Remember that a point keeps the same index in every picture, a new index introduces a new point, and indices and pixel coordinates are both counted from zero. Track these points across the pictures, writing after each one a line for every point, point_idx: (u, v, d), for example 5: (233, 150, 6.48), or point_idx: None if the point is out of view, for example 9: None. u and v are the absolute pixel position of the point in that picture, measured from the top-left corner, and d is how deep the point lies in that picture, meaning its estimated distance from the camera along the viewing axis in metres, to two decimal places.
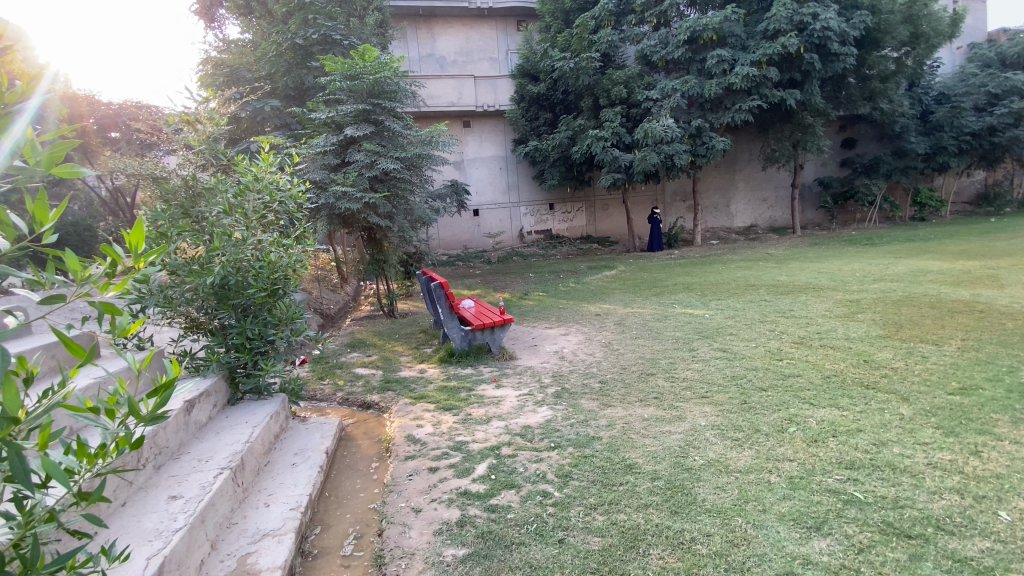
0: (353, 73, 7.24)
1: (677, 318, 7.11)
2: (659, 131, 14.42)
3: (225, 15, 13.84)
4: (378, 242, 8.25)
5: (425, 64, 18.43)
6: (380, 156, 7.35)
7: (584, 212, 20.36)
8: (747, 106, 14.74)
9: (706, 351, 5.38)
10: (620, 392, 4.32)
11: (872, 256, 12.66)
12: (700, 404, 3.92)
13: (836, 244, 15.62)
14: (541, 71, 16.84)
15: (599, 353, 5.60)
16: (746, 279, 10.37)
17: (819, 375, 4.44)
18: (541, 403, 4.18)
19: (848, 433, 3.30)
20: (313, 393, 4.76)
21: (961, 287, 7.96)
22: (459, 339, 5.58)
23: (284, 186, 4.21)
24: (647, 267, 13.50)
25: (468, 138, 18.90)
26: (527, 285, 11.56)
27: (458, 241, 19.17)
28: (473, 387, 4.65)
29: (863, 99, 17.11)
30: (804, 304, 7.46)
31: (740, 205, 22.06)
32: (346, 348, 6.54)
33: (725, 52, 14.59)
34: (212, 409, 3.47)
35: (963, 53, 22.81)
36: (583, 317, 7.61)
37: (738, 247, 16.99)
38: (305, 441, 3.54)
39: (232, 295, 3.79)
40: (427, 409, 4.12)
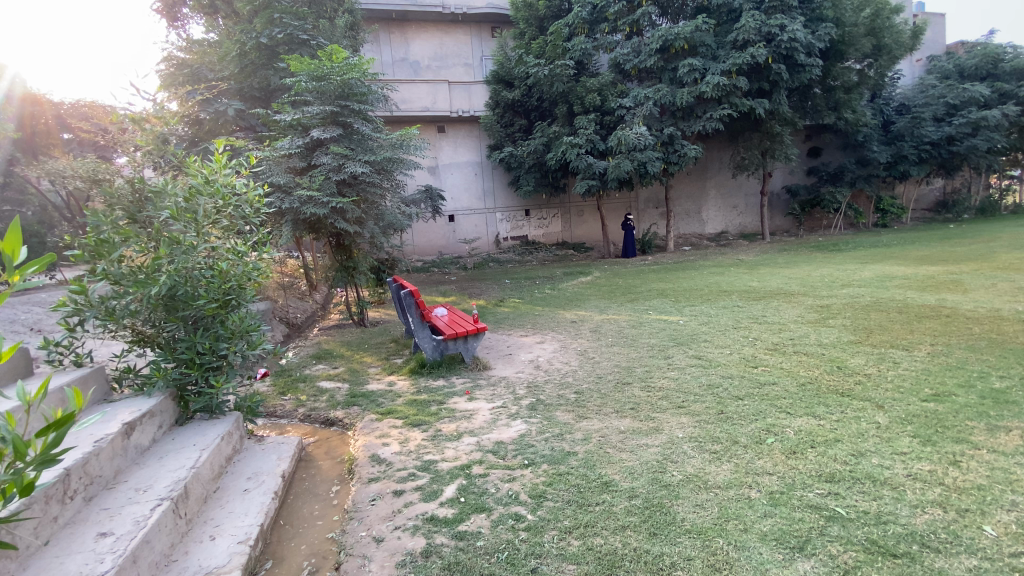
0: (320, 74, 6.99)
1: (652, 325, 7.05)
2: (633, 138, 14.51)
3: (188, 14, 13.35)
4: (346, 248, 7.97)
5: (398, 68, 18.20)
6: (348, 160, 7.11)
7: (559, 218, 20.35)
8: (718, 114, 14.98)
9: (682, 359, 5.31)
10: (597, 403, 4.19)
11: (839, 261, 12.97)
12: (678, 415, 3.82)
13: (803, 250, 15.99)
14: (516, 77, 16.81)
15: (575, 362, 5.46)
16: (718, 285, 10.45)
17: (795, 383, 4.39)
18: (515, 416, 4.01)
19: (826, 443, 3.23)
20: (273, 409, 4.49)
21: (926, 292, 8.15)
22: (430, 349, 5.37)
23: (240, 189, 3.95)
24: (622, 273, 13.50)
25: (443, 144, 18.74)
26: (502, 292, 11.40)
27: (432, 247, 18.87)
28: (444, 400, 4.45)
29: (827, 109, 17.62)
30: (777, 310, 7.52)
31: (712, 211, 22.43)
32: (311, 359, 6.26)
33: (697, 61, 14.81)
34: (156, 430, 3.19)
35: (920, 66, 23.82)
36: (558, 325, 7.49)
37: (711, 252, 17.24)
38: (261, 464, 3.28)
39: (180, 306, 3.52)
40: (394, 425, 3.90)
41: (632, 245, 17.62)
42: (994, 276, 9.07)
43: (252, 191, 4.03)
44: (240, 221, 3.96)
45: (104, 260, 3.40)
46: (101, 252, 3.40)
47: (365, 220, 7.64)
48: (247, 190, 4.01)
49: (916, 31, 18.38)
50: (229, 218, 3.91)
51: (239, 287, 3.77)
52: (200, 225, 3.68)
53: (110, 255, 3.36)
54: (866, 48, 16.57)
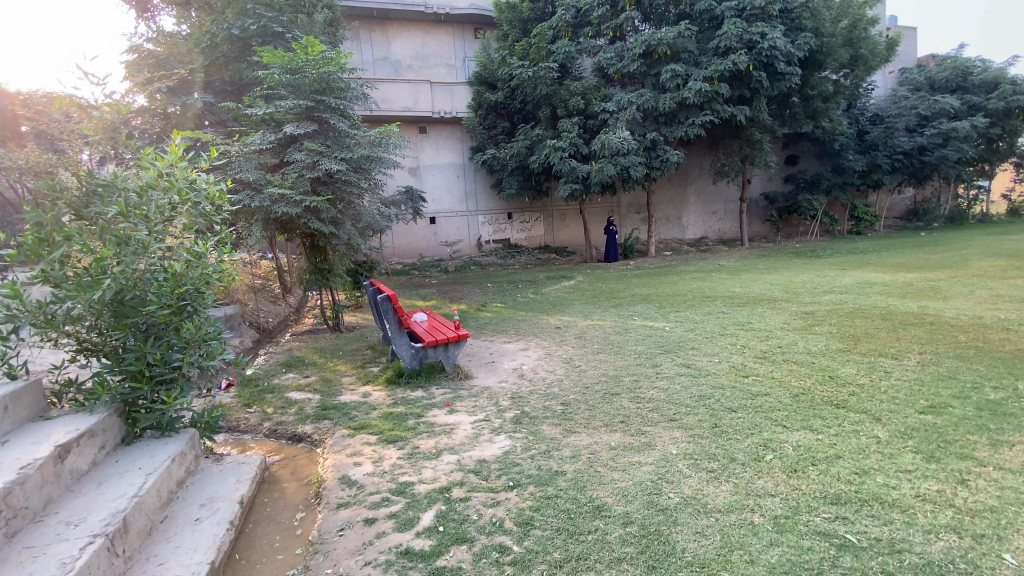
0: (294, 67, 6.65)
1: (638, 332, 6.87)
2: (616, 142, 14.43)
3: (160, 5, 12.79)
4: (321, 250, 7.61)
5: (379, 67, 17.84)
6: (323, 157, 6.76)
7: (542, 222, 20.17)
8: (700, 120, 15.01)
9: (670, 367, 5.13)
10: (584, 415, 3.96)
11: (818, 267, 13.09)
12: (670, 429, 3.62)
13: (783, 256, 16.12)
14: (499, 79, 16.61)
15: (560, 371, 5.23)
16: (702, 291, 10.38)
17: (788, 394, 4.23)
18: (498, 431, 3.75)
19: (827, 460, 3.07)
20: (235, 424, 4.14)
21: (908, 299, 8.18)
22: (408, 357, 5.07)
23: (198, 184, 3.60)
24: (605, 278, 13.38)
25: (424, 145, 18.42)
26: (484, 296, 11.14)
27: (413, 249, 18.48)
28: (422, 413, 4.17)
29: (806, 117, 17.88)
30: (762, 316, 7.43)
31: (692, 217, 22.57)
32: (281, 368, 5.90)
33: (679, 67, 14.84)
34: (96, 452, 2.84)
35: (892, 78, 24.47)
36: (542, 331, 7.26)
37: (692, 258, 17.27)
38: (216, 488, 2.96)
39: (127, 312, 3.17)
40: (367, 442, 3.61)
41: (615, 249, 17.55)
42: (971, 284, 9.19)
43: (213, 187, 3.68)
44: (199, 218, 3.61)
45: (43, 260, 3.06)
46: (39, 252, 3.05)
47: (341, 221, 7.30)
48: (206, 185, 3.67)
49: (890, 43, 18.82)
50: (186, 215, 3.57)
51: (195, 291, 3.42)
52: (151, 222, 3.33)
53: (49, 256, 3.02)
54: (844, 58, 16.88)
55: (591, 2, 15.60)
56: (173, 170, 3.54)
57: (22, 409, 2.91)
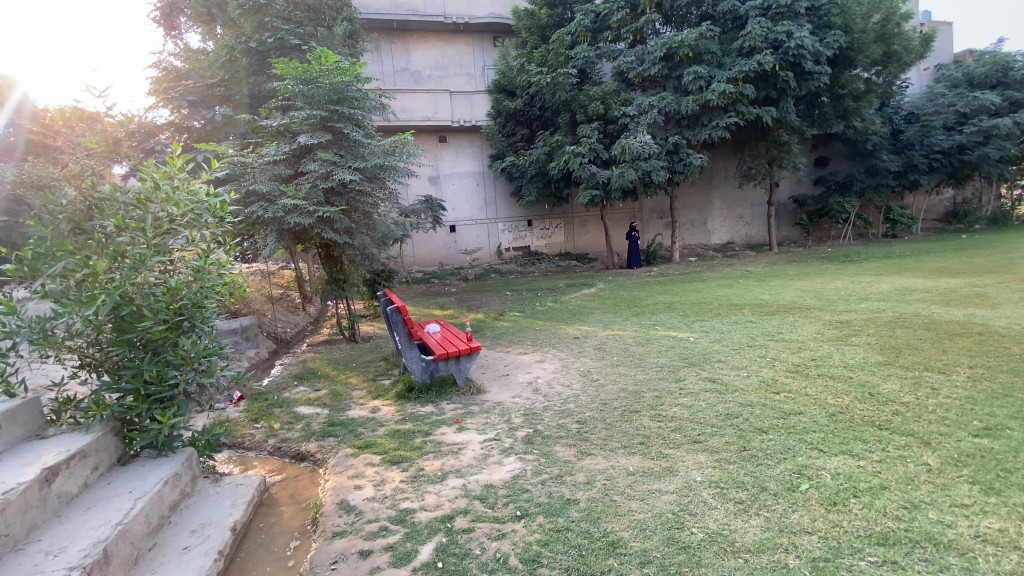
0: (308, 77, 6.64)
1: (660, 342, 6.57)
2: (637, 146, 14.11)
3: (187, 24, 13.15)
4: (337, 260, 7.55)
5: (399, 78, 17.98)
6: (337, 166, 6.69)
7: (562, 228, 19.94)
8: (724, 123, 14.61)
9: (695, 382, 4.82)
10: (601, 435, 3.71)
11: (852, 273, 12.51)
12: (694, 452, 3.35)
13: (814, 261, 15.50)
14: (518, 86, 16.52)
15: (577, 385, 4.98)
16: (728, 298, 9.97)
17: (823, 414, 3.90)
18: (508, 452, 3.54)
19: (871, 492, 2.77)
20: (239, 441, 4.04)
21: (952, 306, 7.66)
22: (418, 370, 4.91)
23: (199, 196, 3.50)
24: (627, 285, 13.05)
25: (444, 154, 18.46)
26: (502, 305, 10.95)
27: (433, 258, 18.49)
28: (430, 431, 3.98)
29: (836, 117, 17.26)
30: (793, 326, 7.03)
31: (718, 221, 21.99)
32: (293, 380, 5.81)
33: (702, 68, 14.47)
34: (88, 473, 2.74)
35: (927, 76, 23.52)
36: (560, 341, 7.02)
37: (718, 264, 16.74)
38: (210, 513, 2.83)
39: (125, 327, 3.07)
40: (371, 462, 3.44)
41: (637, 256, 17.17)
42: (1021, 290, 8.57)
43: (215, 198, 3.58)
44: (201, 231, 3.50)
45: (40, 276, 2.98)
46: (38, 268, 2.98)
47: (355, 231, 7.23)
48: (208, 196, 3.57)
49: (925, 39, 18.04)
50: (186, 227, 3.47)
51: (194, 306, 3.31)
52: (152, 235, 3.25)
53: (47, 271, 2.94)
54: (876, 55, 16.23)
55: (611, 6, 15.38)
56: (173, 182, 3.45)
57: (17, 428, 2.82)
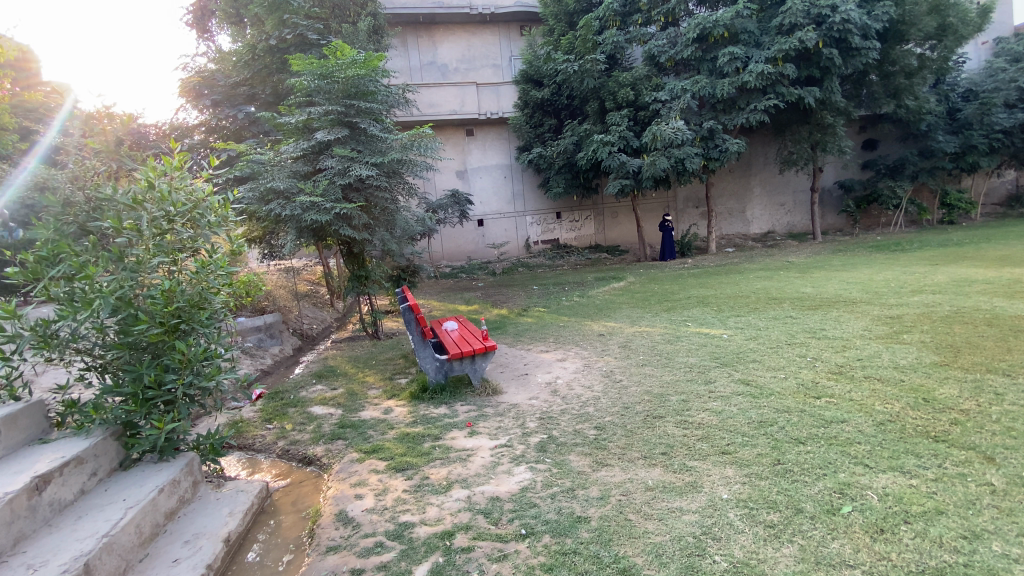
0: (324, 72, 6.56)
1: (690, 340, 6.20)
2: (669, 133, 13.54)
3: (217, 27, 13.40)
4: (357, 257, 7.50)
5: (426, 72, 17.89)
6: (354, 162, 6.61)
7: (592, 220, 19.51)
8: (762, 106, 13.84)
9: (726, 385, 4.48)
10: (621, 444, 3.45)
11: (902, 263, 11.67)
12: (721, 465, 3.06)
13: (860, 251, 14.58)
14: (545, 75, 16.13)
15: (599, 387, 4.71)
16: (767, 291, 9.41)
17: (870, 422, 3.52)
18: (519, 460, 3.32)
19: (924, 517, 2.44)
20: (249, 442, 4.00)
21: (1017, 299, 6.96)
22: (432, 370, 4.75)
23: (198, 194, 3.43)
24: (658, 278, 12.60)
25: (471, 147, 18.32)
26: (528, 300, 10.71)
27: (461, 252, 18.43)
28: (440, 435, 3.81)
29: (886, 96, 16.22)
30: (837, 322, 6.51)
31: (756, 210, 21.05)
32: (311, 378, 5.76)
33: (738, 49, 13.74)
34: (85, 480, 2.71)
35: (987, 49, 21.71)
36: (584, 338, 6.75)
37: (757, 254, 16.01)
38: (206, 522, 2.79)
39: (124, 331, 3.00)
40: (375, 469, 3.30)
41: (670, 247, 16.59)
42: None
43: (214, 197, 3.51)
44: (202, 231, 3.44)
45: (43, 279, 2.94)
46: (41, 271, 2.95)
47: (374, 227, 7.15)
48: (207, 195, 3.50)
49: (986, 9, 16.59)
50: (187, 226, 3.42)
51: (194, 308, 3.23)
52: (150, 236, 3.20)
53: (48, 275, 2.89)
54: (930, 28, 15.04)
55: None
56: (171, 181, 3.37)
57: (19, 432, 2.83)
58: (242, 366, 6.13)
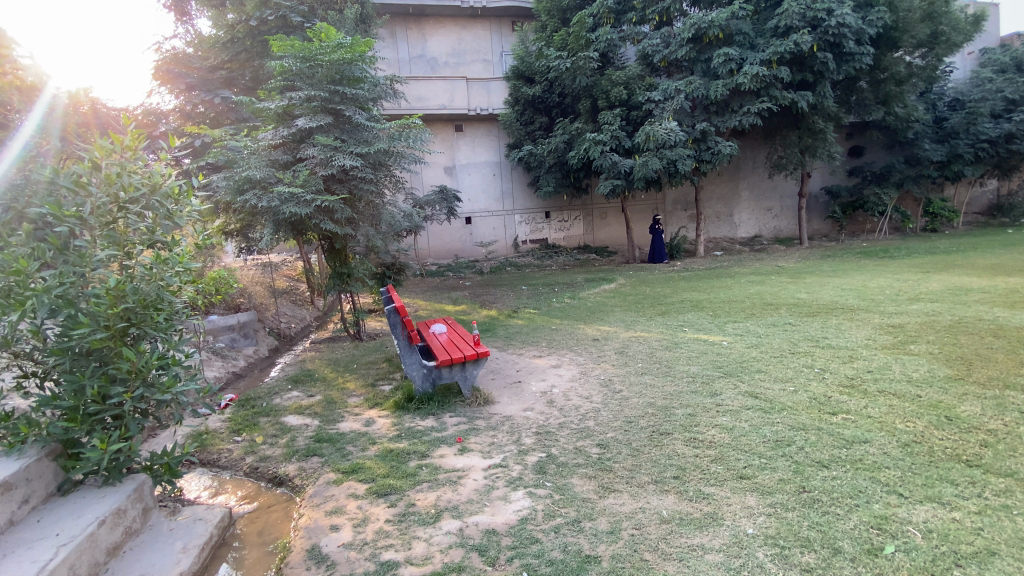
0: (307, 55, 6.14)
1: (690, 347, 5.93)
2: (662, 134, 13.31)
3: (196, 10, 12.76)
4: (339, 253, 7.08)
5: (415, 65, 17.42)
6: (338, 152, 6.18)
7: (581, 220, 19.27)
8: (756, 108, 13.69)
9: (734, 398, 4.19)
10: (627, 465, 3.13)
11: (893, 270, 11.63)
12: (742, 492, 2.77)
13: (850, 257, 14.56)
14: (537, 72, 15.80)
15: (598, 398, 4.39)
16: (762, 296, 9.22)
17: (894, 444, 3.26)
18: (516, 484, 2.99)
19: (977, 560, 2.18)
20: (213, 458, 3.59)
21: (1017, 310, 6.84)
22: (419, 378, 4.40)
23: (155, 178, 2.99)
24: (650, 280, 12.37)
25: (460, 143, 17.92)
26: (518, 300, 10.36)
27: (448, 250, 18.03)
28: (427, 451, 3.45)
29: (876, 103, 16.24)
30: (839, 330, 6.30)
31: (745, 214, 21.03)
32: (286, 384, 5.34)
33: (733, 50, 13.56)
34: (13, 509, 2.29)
35: (971, 61, 21.95)
36: (578, 343, 6.44)
37: (747, 258, 15.91)
38: (154, 561, 2.38)
39: (63, 336, 2.55)
40: (354, 493, 2.93)
41: (661, 249, 16.39)
42: None
43: (174, 182, 3.07)
44: (161, 222, 3.01)
45: None
46: None
47: (358, 222, 6.75)
48: (167, 179, 3.06)
49: (975, 18, 16.69)
50: (142, 215, 2.98)
51: (146, 308, 2.79)
52: (95, 226, 2.77)
53: None
54: (922, 36, 15.05)
55: None
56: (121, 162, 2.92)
57: None
58: (211, 369, 5.71)
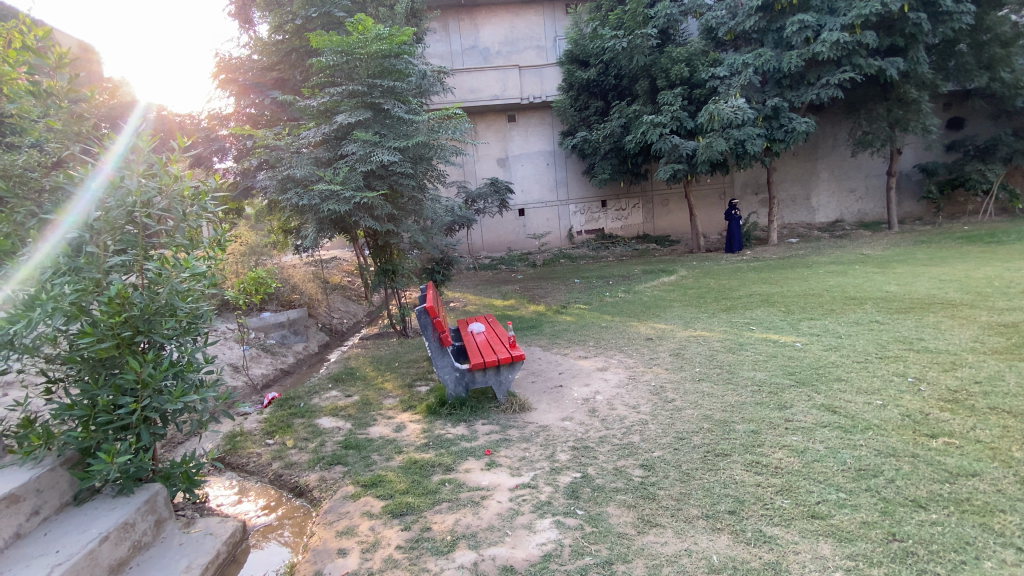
0: (345, 49, 6.00)
1: (756, 349, 5.31)
2: (727, 112, 12.27)
3: (257, 17, 13.16)
4: (384, 249, 7.00)
5: (467, 56, 17.24)
6: (377, 147, 6.04)
7: (640, 208, 18.42)
8: (836, 79, 12.32)
9: (806, 413, 3.63)
10: (674, 494, 2.73)
11: (1003, 257, 10.11)
12: (816, 538, 2.30)
13: (949, 242, 12.89)
14: (591, 55, 15.11)
15: (645, 408, 3.97)
16: (842, 289, 8.25)
17: (1012, 478, 2.62)
18: (545, 509, 2.67)
19: None
20: (244, 462, 3.57)
21: None
22: (452, 382, 4.17)
23: (166, 180, 2.87)
24: (714, 272, 11.53)
25: (513, 134, 17.63)
26: (569, 295, 9.97)
27: (502, 243, 17.91)
28: (453, 465, 3.21)
29: (978, 68, 14.16)
30: (939, 330, 5.43)
31: (823, 197, 19.27)
32: (327, 382, 5.30)
33: (810, 16, 12.23)
34: (22, 521, 2.28)
35: None
36: (629, 342, 5.99)
37: (825, 245, 14.52)
38: None
39: (74, 344, 2.52)
40: (370, 511, 2.75)
41: (739, 236, 14.99)
42: None
43: (186, 182, 2.95)
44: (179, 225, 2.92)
45: None
46: None
47: (400, 218, 6.64)
48: (178, 180, 2.94)
49: None
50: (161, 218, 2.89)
51: (154, 316, 2.74)
52: (106, 232, 2.71)
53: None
54: None
55: None
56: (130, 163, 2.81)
57: None
58: (259, 366, 5.81)
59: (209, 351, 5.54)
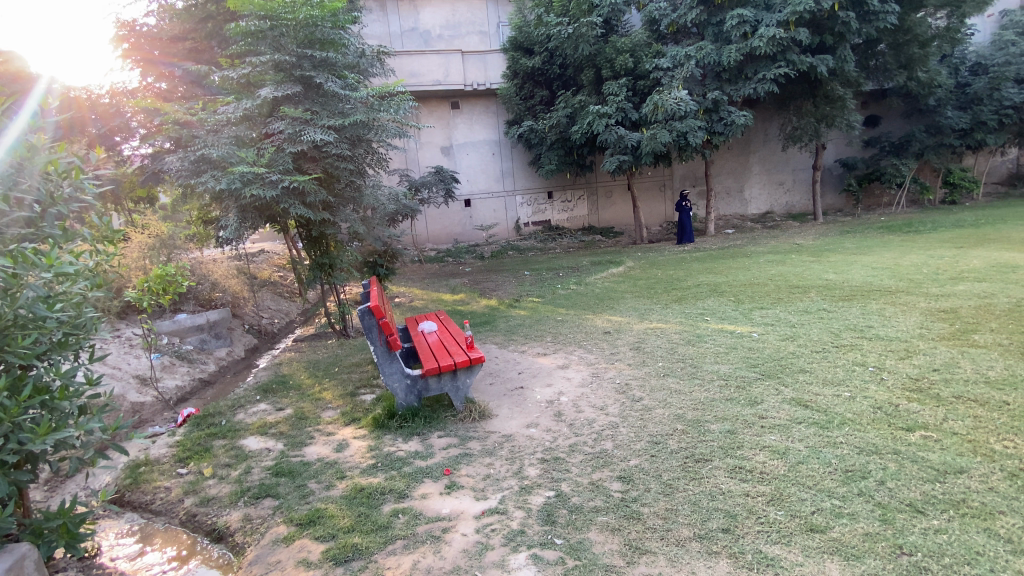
0: (270, 14, 5.28)
1: (716, 341, 5.19)
2: (670, 103, 12.36)
3: None
4: (319, 241, 6.32)
5: (407, 39, 16.37)
6: (309, 126, 5.42)
7: (585, 200, 18.41)
8: (772, 74, 12.70)
9: (779, 408, 3.48)
10: (660, 512, 2.45)
11: (922, 246, 10.77)
12: (821, 556, 2.09)
13: (871, 232, 13.70)
14: (536, 42, 14.78)
15: (615, 409, 3.69)
16: (785, 279, 8.42)
17: (998, 474, 2.55)
18: (519, 541, 2.30)
19: None
20: (149, 500, 2.95)
21: None
22: (402, 391, 3.71)
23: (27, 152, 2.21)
24: (661, 262, 11.60)
25: (457, 121, 17.02)
26: (519, 287, 9.64)
27: (447, 235, 17.30)
28: (407, 490, 2.77)
29: (897, 67, 15.15)
30: (884, 317, 5.55)
31: (756, 189, 20.10)
32: (255, 394, 4.64)
33: (748, 11, 12.53)
34: None
35: (994, 22, 20.08)
36: (587, 337, 5.71)
37: (761, 236, 15.09)
38: None
39: None
40: (307, 557, 2.27)
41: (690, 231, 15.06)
42: None
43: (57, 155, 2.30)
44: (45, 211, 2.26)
45: None
46: None
47: (338, 205, 6.02)
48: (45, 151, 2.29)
49: None
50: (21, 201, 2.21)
51: (10, 330, 2.08)
52: None
53: None
54: None
55: None
56: None
57: None
58: (172, 377, 5.07)
59: (108, 362, 4.76)
